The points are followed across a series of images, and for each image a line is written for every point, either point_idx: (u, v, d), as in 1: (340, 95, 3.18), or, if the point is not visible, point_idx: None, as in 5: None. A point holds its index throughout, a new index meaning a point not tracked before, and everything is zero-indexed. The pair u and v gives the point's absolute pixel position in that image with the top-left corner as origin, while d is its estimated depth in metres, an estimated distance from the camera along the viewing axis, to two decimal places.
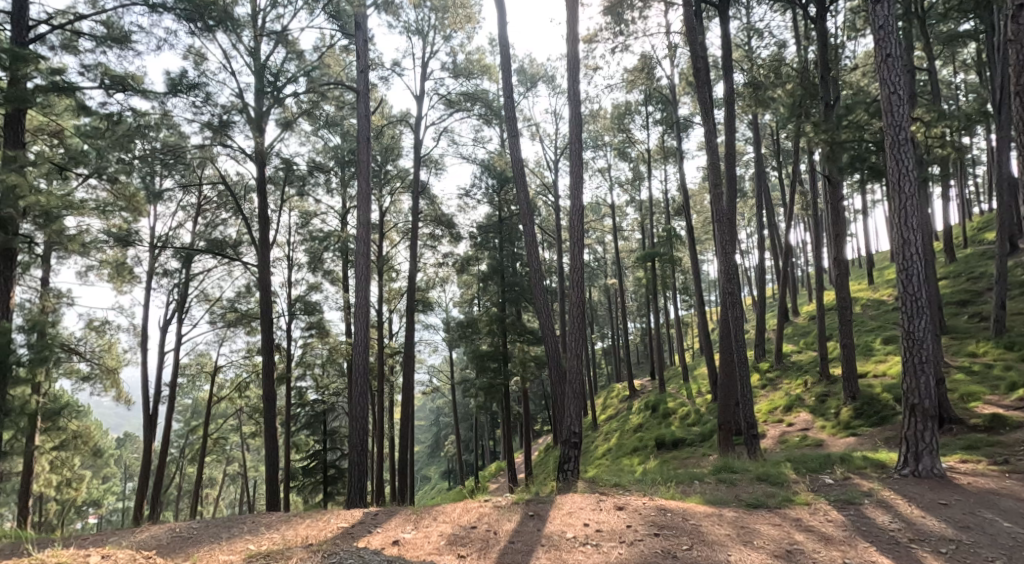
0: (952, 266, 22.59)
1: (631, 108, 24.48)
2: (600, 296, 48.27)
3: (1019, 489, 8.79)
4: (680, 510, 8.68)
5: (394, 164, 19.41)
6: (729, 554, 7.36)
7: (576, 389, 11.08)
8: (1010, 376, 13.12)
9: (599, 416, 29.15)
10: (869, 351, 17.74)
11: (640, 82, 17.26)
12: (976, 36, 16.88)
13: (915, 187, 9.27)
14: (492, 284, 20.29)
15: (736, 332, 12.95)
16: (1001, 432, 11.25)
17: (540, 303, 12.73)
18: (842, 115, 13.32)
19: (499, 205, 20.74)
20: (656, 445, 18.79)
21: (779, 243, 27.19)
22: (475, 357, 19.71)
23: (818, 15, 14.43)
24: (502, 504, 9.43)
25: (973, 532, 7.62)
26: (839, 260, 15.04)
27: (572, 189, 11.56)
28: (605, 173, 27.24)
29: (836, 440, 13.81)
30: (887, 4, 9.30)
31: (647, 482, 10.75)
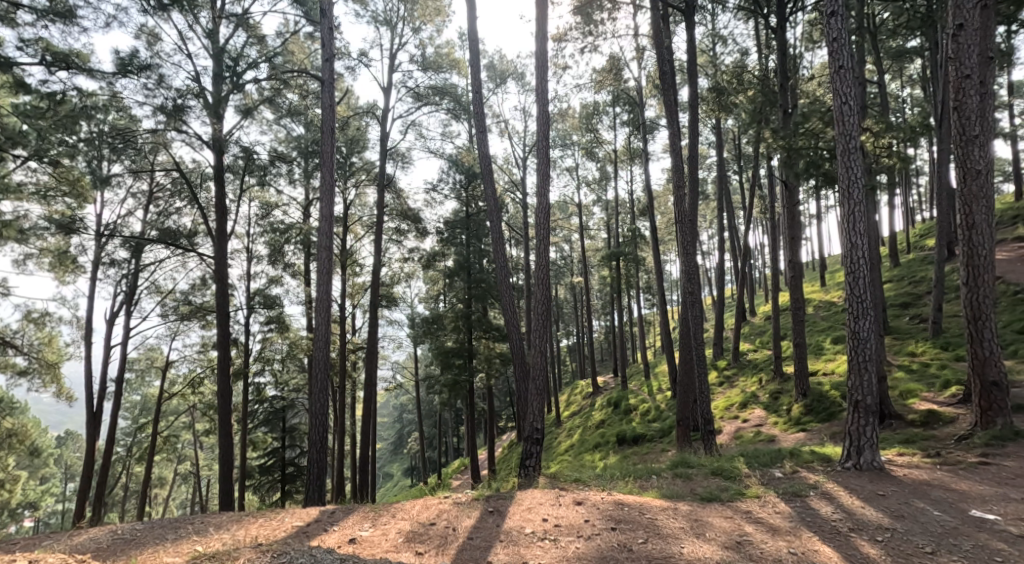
0: (896, 270, 23.56)
1: (599, 109, 24.76)
2: (566, 294, 48.81)
3: (949, 479, 9.29)
4: (637, 505, 8.91)
5: (359, 156, 19.25)
6: (683, 547, 7.60)
7: (539, 385, 11.26)
8: (945, 374, 13.74)
9: (563, 412, 29.54)
10: (820, 352, 18.37)
11: (608, 82, 17.51)
12: (922, 52, 17.58)
13: (863, 193, 9.66)
14: (458, 281, 20.30)
15: (694, 330, 13.31)
16: (936, 426, 11.84)
17: (505, 300, 12.84)
18: (799, 123, 13.86)
19: (467, 201, 20.79)
20: (617, 442, 19.12)
21: (738, 246, 27.85)
22: (440, 354, 19.71)
23: (778, 25, 14.79)
24: (462, 500, 9.54)
25: (906, 521, 8.02)
26: (794, 263, 15.52)
27: (540, 189, 11.69)
28: (572, 173, 27.51)
29: (787, 435, 14.29)
30: (840, 17, 9.63)
31: (606, 477, 10.99)
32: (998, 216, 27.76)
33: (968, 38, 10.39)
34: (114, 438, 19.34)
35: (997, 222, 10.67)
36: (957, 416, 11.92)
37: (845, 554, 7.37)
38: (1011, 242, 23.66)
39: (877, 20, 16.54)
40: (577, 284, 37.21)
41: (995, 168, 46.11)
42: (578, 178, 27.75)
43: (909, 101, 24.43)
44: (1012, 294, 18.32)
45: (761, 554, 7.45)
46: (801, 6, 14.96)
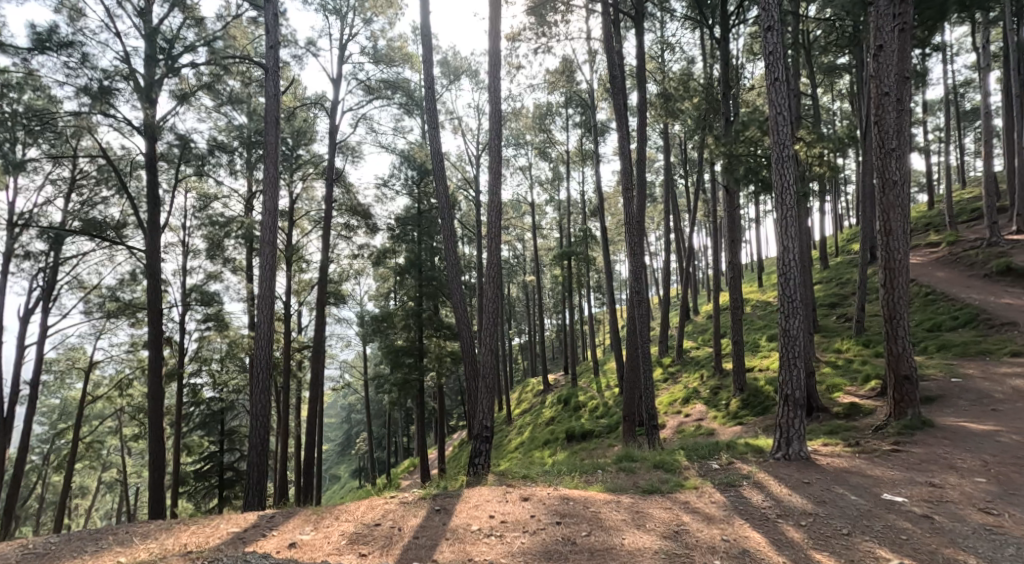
0: (826, 272, 24.78)
1: (552, 110, 25.12)
2: (518, 293, 49.12)
3: (867, 466, 9.91)
4: (581, 499, 9.16)
5: (306, 149, 18.90)
6: (623, 538, 7.88)
7: (488, 384, 11.38)
8: (866, 369, 14.63)
9: (514, 410, 29.84)
10: (757, 349, 19.19)
11: (561, 84, 17.78)
12: (851, 68, 18.56)
13: (794, 200, 10.15)
14: (408, 279, 20.26)
15: (641, 329, 13.68)
16: (858, 417, 12.56)
17: (455, 299, 12.92)
18: (739, 130, 14.47)
19: (419, 197, 20.75)
20: (566, 438, 19.47)
21: (684, 247, 28.64)
22: (390, 353, 19.64)
23: (722, 36, 15.30)
24: (408, 500, 9.59)
25: (827, 505, 8.54)
26: (734, 264, 16.11)
27: (491, 188, 11.81)
28: (524, 172, 27.75)
29: (725, 429, 14.88)
30: (776, 32, 10.08)
31: (554, 473, 11.23)
32: (915, 222, 29.75)
33: (888, 57, 11.06)
34: (28, 442, 18.44)
35: (912, 228, 11.39)
36: (876, 408, 12.71)
37: (772, 538, 7.79)
38: (927, 247, 25.34)
39: (811, 36, 17.40)
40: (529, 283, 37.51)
41: (914, 178, 49.20)
42: (531, 178, 28.01)
43: (840, 113, 25.74)
44: (926, 295, 19.61)
45: (695, 541, 7.80)
46: (743, 18, 15.59)
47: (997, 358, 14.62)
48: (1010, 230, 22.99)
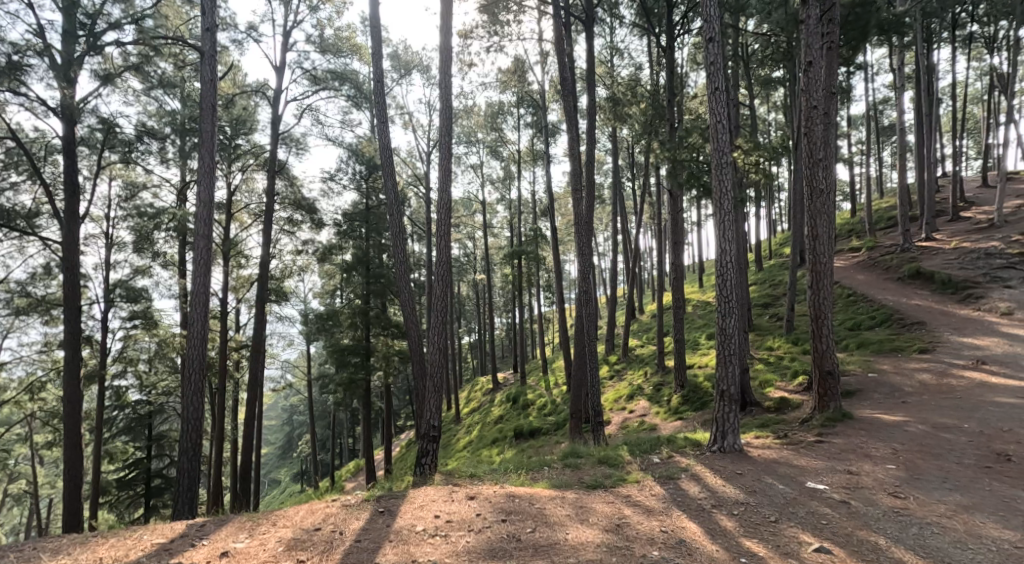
0: (760, 274, 25.87)
1: (504, 109, 25.28)
2: (468, 292, 49.15)
3: (795, 457, 10.47)
4: (527, 496, 9.34)
5: (246, 139, 18.37)
6: (567, 533, 8.09)
7: (436, 383, 11.42)
8: (795, 365, 15.41)
9: (462, 409, 29.92)
10: (697, 347, 19.89)
11: (513, 84, 17.91)
12: (784, 81, 19.43)
13: (732, 205, 10.60)
14: (355, 276, 20.06)
15: (588, 328, 13.95)
16: (788, 411, 13.21)
17: (403, 297, 12.89)
18: (683, 136, 15.08)
19: (367, 192, 20.54)
20: (514, 436, 19.68)
21: (631, 248, 29.28)
22: (335, 352, 19.42)
23: (668, 44, 15.75)
24: (351, 503, 9.54)
25: (758, 495, 8.99)
26: (678, 265, 16.61)
27: (440, 186, 11.85)
28: (476, 170, 27.77)
29: (666, 424, 15.38)
30: (717, 43, 10.47)
31: (501, 471, 11.38)
32: (840, 228, 31.45)
33: (816, 73, 11.62)
34: None
35: (837, 233, 12.03)
36: (803, 402, 13.41)
37: (707, 528, 8.15)
38: (850, 251, 26.82)
39: (749, 49, 18.21)
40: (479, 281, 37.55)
41: (840, 187, 51.92)
42: (482, 176, 28.07)
43: (775, 122, 26.88)
44: (848, 296, 20.77)
45: (636, 534, 8.07)
46: (688, 28, 16.12)
47: (909, 354, 15.68)
48: (922, 237, 24.65)
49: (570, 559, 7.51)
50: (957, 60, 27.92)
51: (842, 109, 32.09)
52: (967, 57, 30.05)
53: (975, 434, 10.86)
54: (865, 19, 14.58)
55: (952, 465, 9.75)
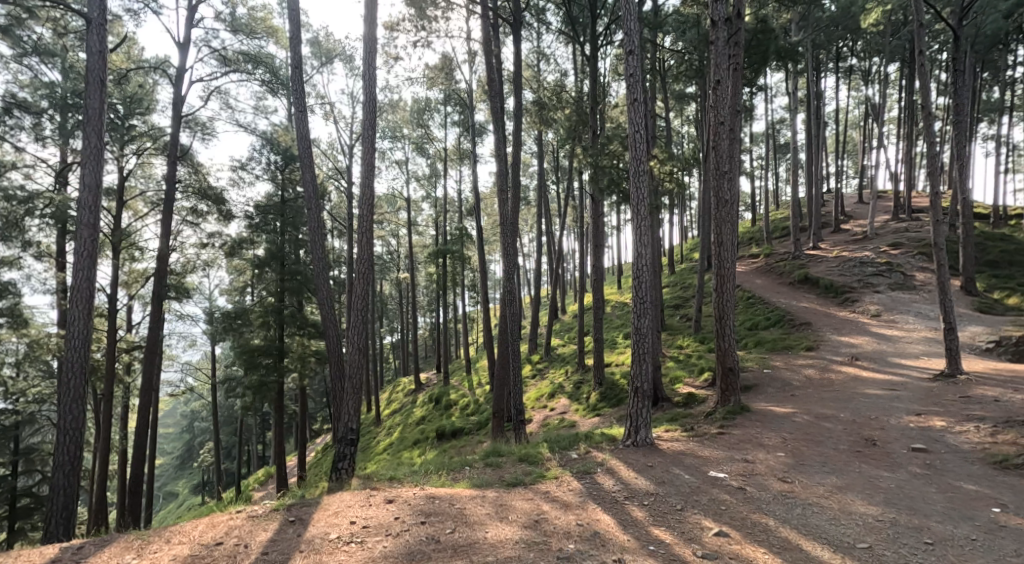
0: (672, 277, 27.12)
1: (430, 106, 25.24)
2: (391, 291, 48.52)
3: (699, 447, 11.13)
4: (446, 496, 9.46)
5: (141, 119, 16.96)
6: (486, 532, 8.26)
7: (355, 384, 11.29)
8: (701, 362, 16.34)
9: (382, 410, 29.61)
10: (615, 346, 20.66)
11: (439, 81, 17.89)
12: (696, 97, 20.56)
13: (648, 211, 11.12)
14: (269, 272, 19.46)
15: (512, 327, 14.14)
16: (694, 405, 13.98)
17: (321, 295, 12.68)
18: (604, 143, 15.95)
19: (283, 184, 20.01)
20: (436, 437, 19.73)
21: (554, 250, 29.86)
22: (245, 354, 18.75)
23: (592, 53, 16.19)
24: (258, 513, 9.28)
25: (666, 485, 9.51)
26: (598, 267, 17.15)
27: (363, 182, 11.71)
28: (401, 167, 27.50)
29: (585, 421, 15.87)
30: (636, 57, 10.94)
31: (421, 473, 11.42)
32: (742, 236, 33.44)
33: (724, 91, 12.29)
34: None
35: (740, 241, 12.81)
36: (708, 397, 14.23)
37: (619, 519, 8.54)
38: (749, 257, 28.60)
39: (665, 64, 19.12)
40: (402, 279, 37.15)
41: (744, 199, 55.15)
42: (407, 173, 27.87)
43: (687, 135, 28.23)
44: (748, 298, 22.14)
45: (552, 528, 8.35)
46: (610, 40, 16.73)
47: (798, 352, 16.99)
48: (809, 247, 26.73)
49: (489, 557, 7.68)
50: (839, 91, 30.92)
51: (742, 128, 34.67)
52: (845, 87, 33.21)
53: (850, 423, 11.92)
54: (765, 46, 16.11)
55: (830, 450, 10.67)
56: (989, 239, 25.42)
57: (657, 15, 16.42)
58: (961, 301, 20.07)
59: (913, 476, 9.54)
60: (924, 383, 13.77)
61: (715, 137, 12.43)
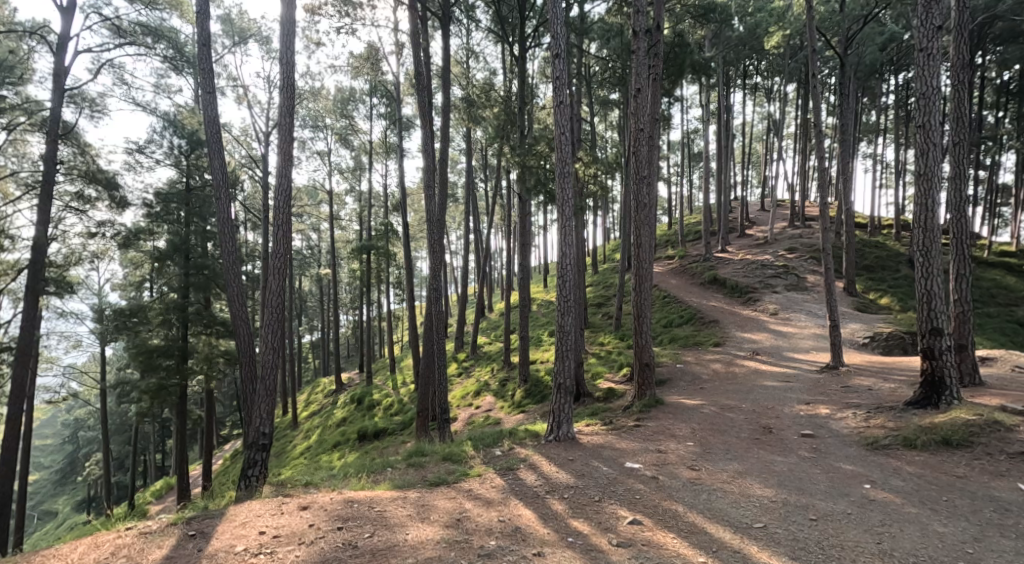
0: (595, 277, 27.86)
1: (355, 96, 24.79)
2: (310, 287, 47.13)
3: (617, 440, 11.57)
4: (366, 500, 9.37)
5: (16, 91, 15.41)
6: (407, 534, 8.27)
7: (269, 387, 11.03)
8: (621, 358, 16.95)
9: (300, 413, 28.78)
10: (540, 344, 21.08)
11: (365, 70, 17.58)
12: (619, 103, 21.25)
13: (573, 211, 11.39)
14: (172, 266, 18.59)
15: (437, 325, 14.12)
16: (613, 399, 14.48)
17: (232, 292, 12.25)
18: (532, 144, 16.21)
19: (188, 170, 19.13)
20: (358, 438, 19.43)
21: (481, 248, 29.95)
22: (141, 354, 17.73)
23: (521, 53, 16.39)
24: (152, 529, 8.81)
25: (585, 478, 9.85)
26: (524, 267, 17.38)
27: (278, 171, 11.22)
28: (324, 158, 26.79)
29: (510, 417, 16.09)
30: (563, 61, 11.21)
31: (340, 476, 11.23)
32: (659, 239, 34.73)
33: (644, 99, 12.69)
34: None
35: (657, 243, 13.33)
36: (627, 391, 14.77)
37: (540, 513, 8.76)
38: (665, 258, 29.75)
39: (591, 69, 19.65)
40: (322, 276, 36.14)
41: (661, 204, 57.27)
42: (330, 165, 27.20)
43: (610, 138, 29.02)
44: (664, 297, 23.06)
45: (474, 526, 8.47)
46: (538, 42, 17.01)
47: (707, 348, 17.90)
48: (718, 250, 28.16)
49: (410, 559, 7.70)
50: (747, 104, 32.72)
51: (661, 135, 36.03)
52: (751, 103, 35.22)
53: (752, 412, 12.72)
54: (682, 59, 16.86)
55: (733, 438, 11.36)
56: (867, 245, 27.85)
57: (584, 21, 16.82)
58: (842, 300, 21.84)
59: (803, 459, 10.31)
60: (814, 375, 14.87)
61: (636, 144, 12.92)
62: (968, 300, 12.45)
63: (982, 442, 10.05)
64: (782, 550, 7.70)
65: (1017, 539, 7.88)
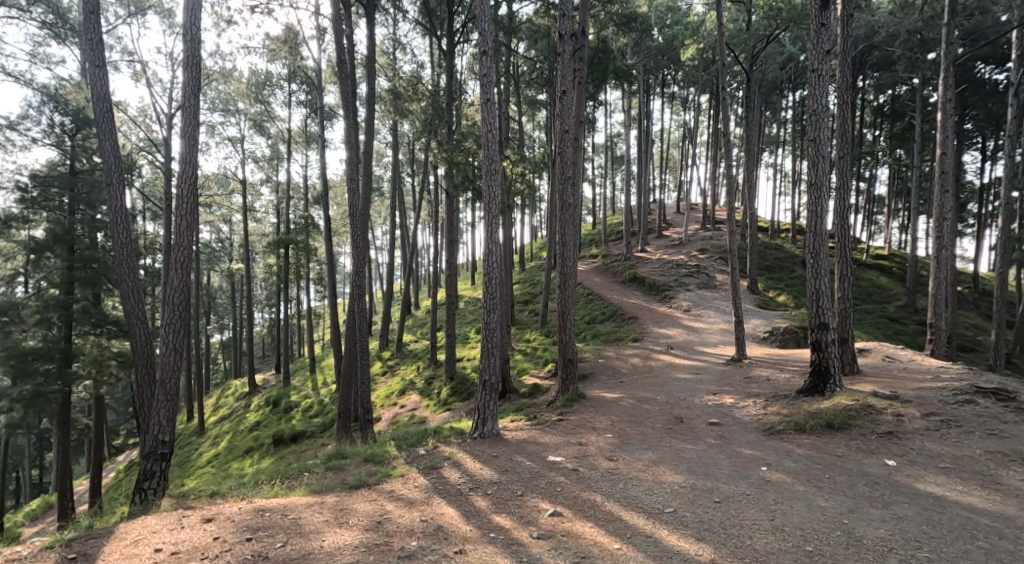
0: (522, 274, 28.18)
1: (272, 81, 23.98)
2: (222, 284, 45.08)
3: (539, 434, 11.83)
4: (278, 508, 9.14)
5: None
6: (324, 540, 8.15)
7: (168, 390, 10.62)
8: (546, 355, 17.28)
9: (208, 418, 27.49)
10: (467, 342, 21.17)
11: (282, 54, 16.99)
12: (545, 105, 21.62)
13: (499, 209, 11.49)
14: (53, 257, 17.43)
15: (360, 323, 13.88)
16: (538, 395, 14.76)
17: (125, 287, 11.73)
18: (460, 140, 16.29)
19: (72, 153, 17.82)
20: (273, 443, 18.82)
21: (408, 245, 29.66)
22: (15, 356, 16.50)
23: (450, 48, 16.36)
24: (27, 554, 8.22)
25: (508, 473, 10.02)
26: (451, 264, 17.35)
27: (182, 157, 10.68)
28: (237, 145, 25.73)
29: (435, 416, 16.09)
30: (490, 58, 11.26)
31: (251, 484, 10.87)
32: (583, 239, 35.47)
33: (569, 101, 12.92)
34: None
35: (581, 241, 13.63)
36: (551, 386, 15.10)
37: (463, 511, 8.84)
38: (589, 257, 30.49)
39: (518, 69, 19.92)
40: (234, 271, 34.62)
41: (586, 205, 58.53)
42: (243, 153, 26.15)
43: (536, 136, 29.39)
44: (587, 295, 23.63)
45: (395, 528, 8.44)
46: (466, 39, 17.07)
47: (626, 343, 18.52)
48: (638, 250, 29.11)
49: None
50: (665, 111, 33.97)
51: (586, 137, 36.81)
52: (669, 110, 36.56)
53: (666, 403, 13.30)
54: (606, 64, 17.35)
55: (649, 429, 11.85)
56: (769, 248, 29.60)
57: (512, 21, 16.98)
58: (746, 297, 23.10)
59: (710, 446, 10.89)
60: (721, 366, 15.74)
61: (562, 145, 13.14)
62: (850, 298, 13.27)
63: (857, 423, 11.00)
64: (689, 532, 8.12)
65: (883, 509, 8.62)
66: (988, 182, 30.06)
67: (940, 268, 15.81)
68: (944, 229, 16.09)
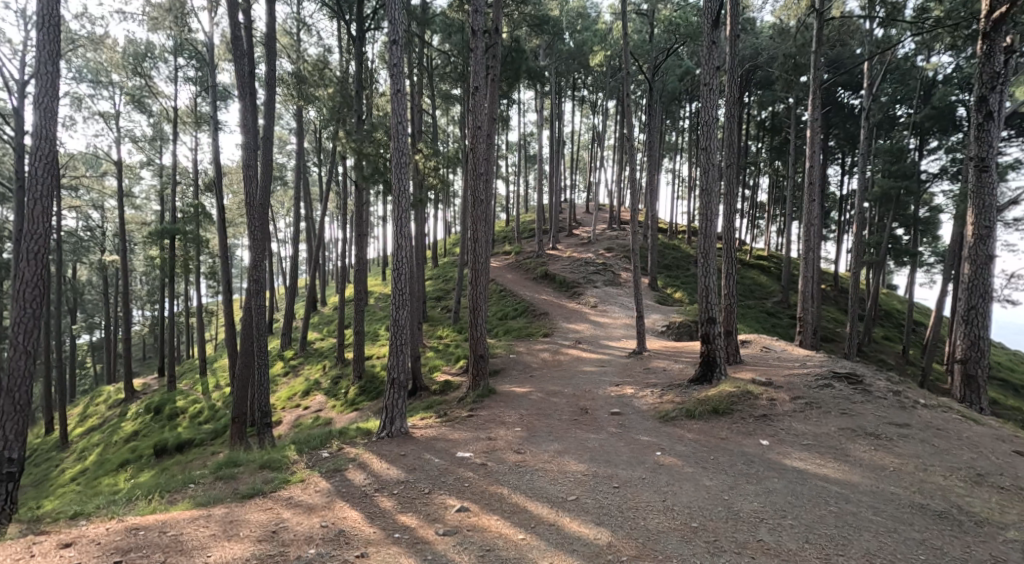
0: (434, 270, 28.00)
1: (152, 53, 22.53)
2: (96, 278, 41.64)
3: (446, 432, 11.86)
4: (158, 524, 8.65)
5: None
6: (209, 555, 7.83)
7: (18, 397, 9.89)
8: (457, 351, 17.34)
9: (75, 429, 25.28)
10: (375, 339, 20.84)
11: (166, 24, 15.98)
12: (458, 99, 21.65)
13: (409, 204, 11.39)
14: None
15: (259, 320, 13.31)
16: (449, 392, 14.78)
17: None
18: (370, 130, 16.05)
19: None
20: (155, 454, 17.63)
21: (315, 238, 28.76)
22: None
23: (358, 35, 16.03)
24: None
25: (415, 471, 10.01)
26: (360, 259, 17.00)
27: (37, 130, 9.77)
28: (111, 122, 23.95)
29: (342, 416, 15.74)
30: (400, 48, 11.12)
31: (128, 502, 10.20)
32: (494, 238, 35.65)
33: (480, 99, 12.99)
34: None
35: (492, 237, 13.72)
36: (462, 383, 15.19)
37: (366, 513, 8.75)
38: (502, 253, 30.82)
39: (429, 60, 19.85)
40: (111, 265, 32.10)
41: (499, 203, 58.84)
42: (119, 130, 24.41)
43: (449, 131, 29.27)
44: (498, 292, 23.80)
45: (291, 536, 8.23)
46: (376, 26, 16.77)
47: (536, 338, 18.88)
48: (548, 248, 29.69)
49: None
50: (573, 114, 34.77)
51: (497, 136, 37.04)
52: (578, 112, 37.44)
53: (572, 396, 13.70)
54: (517, 63, 17.59)
55: (556, 421, 12.18)
56: (666, 248, 31.07)
57: (426, 12, 16.91)
58: (646, 295, 24.13)
59: (610, 435, 11.33)
60: (623, 359, 16.40)
61: (472, 142, 13.17)
62: (735, 295, 14.20)
63: (739, 408, 11.79)
64: (589, 518, 8.44)
65: (758, 484, 9.31)
66: (847, 194, 33.03)
67: (808, 268, 17.12)
68: (813, 233, 17.51)
